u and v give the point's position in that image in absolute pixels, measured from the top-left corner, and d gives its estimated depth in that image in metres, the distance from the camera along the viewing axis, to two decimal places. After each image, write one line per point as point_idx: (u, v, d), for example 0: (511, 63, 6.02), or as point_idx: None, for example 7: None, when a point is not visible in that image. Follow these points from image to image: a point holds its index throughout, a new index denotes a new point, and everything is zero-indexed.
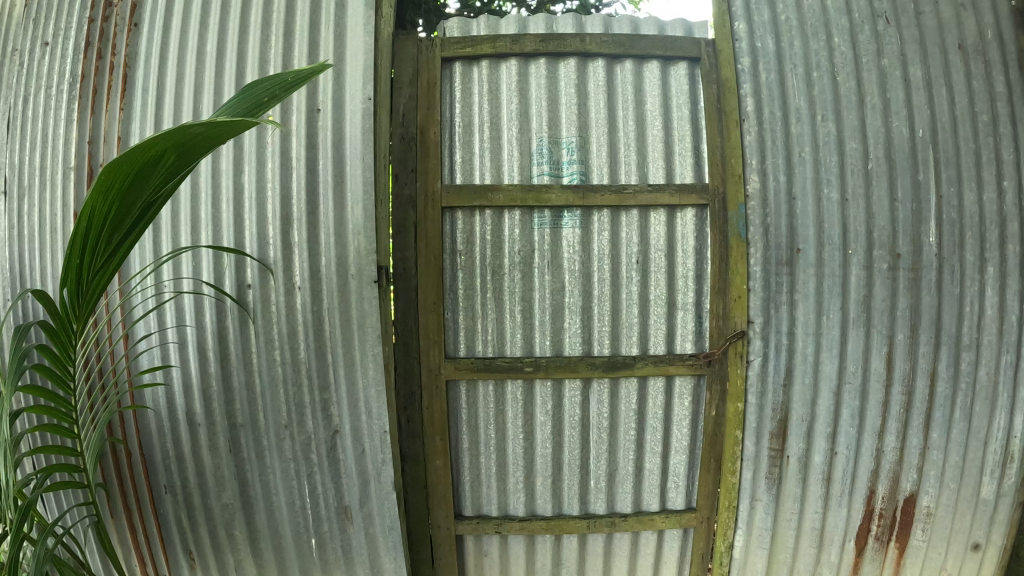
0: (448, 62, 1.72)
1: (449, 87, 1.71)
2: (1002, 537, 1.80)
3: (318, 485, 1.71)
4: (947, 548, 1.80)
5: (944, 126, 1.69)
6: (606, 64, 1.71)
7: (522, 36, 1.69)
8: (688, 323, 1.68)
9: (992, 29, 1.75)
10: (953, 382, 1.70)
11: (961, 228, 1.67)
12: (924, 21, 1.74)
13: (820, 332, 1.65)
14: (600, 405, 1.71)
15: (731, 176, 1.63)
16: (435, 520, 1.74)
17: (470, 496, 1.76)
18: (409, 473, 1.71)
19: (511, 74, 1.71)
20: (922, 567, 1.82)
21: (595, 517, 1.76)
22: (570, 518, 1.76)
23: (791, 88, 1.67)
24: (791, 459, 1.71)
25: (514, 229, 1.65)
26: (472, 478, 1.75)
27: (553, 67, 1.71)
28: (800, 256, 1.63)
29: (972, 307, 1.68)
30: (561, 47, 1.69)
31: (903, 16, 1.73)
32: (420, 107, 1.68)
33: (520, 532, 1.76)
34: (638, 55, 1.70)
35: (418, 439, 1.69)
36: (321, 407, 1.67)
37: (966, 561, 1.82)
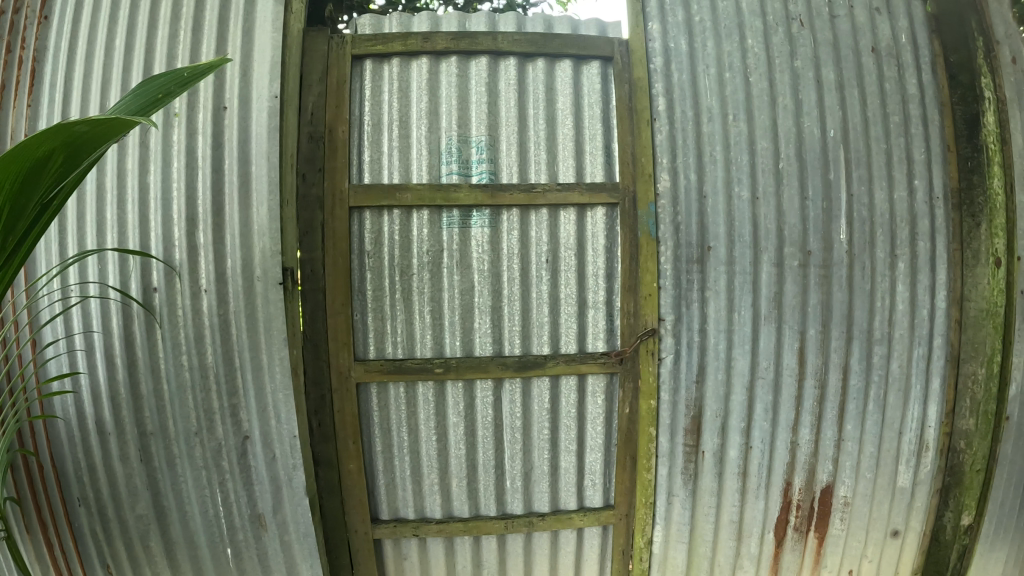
0: (359, 61, 1.69)
1: (359, 84, 1.68)
2: (920, 523, 1.84)
3: (231, 493, 1.66)
4: (866, 536, 1.84)
5: (854, 126, 1.72)
6: (518, 63, 1.70)
7: (434, 34, 1.67)
8: (599, 322, 1.67)
9: (907, 32, 1.79)
10: (865, 374, 1.74)
11: (871, 226, 1.71)
12: (838, 25, 1.77)
13: (732, 329, 1.67)
14: (512, 405, 1.70)
15: (641, 175, 1.63)
16: (352, 525, 1.71)
17: (386, 500, 1.74)
18: (322, 477, 1.66)
19: (421, 73, 1.68)
20: (843, 555, 1.85)
21: (512, 517, 1.75)
22: (488, 519, 1.74)
23: (703, 88, 1.68)
24: (706, 454, 1.72)
25: (422, 229, 1.62)
26: (387, 481, 1.72)
27: (465, 66, 1.69)
28: (711, 254, 1.64)
29: (883, 302, 1.72)
30: (472, 46, 1.67)
31: (816, 18, 1.76)
32: (328, 105, 1.64)
33: (438, 534, 1.74)
34: (550, 54, 1.69)
35: (331, 443, 1.65)
36: (230, 413, 1.62)
37: (886, 548, 1.85)
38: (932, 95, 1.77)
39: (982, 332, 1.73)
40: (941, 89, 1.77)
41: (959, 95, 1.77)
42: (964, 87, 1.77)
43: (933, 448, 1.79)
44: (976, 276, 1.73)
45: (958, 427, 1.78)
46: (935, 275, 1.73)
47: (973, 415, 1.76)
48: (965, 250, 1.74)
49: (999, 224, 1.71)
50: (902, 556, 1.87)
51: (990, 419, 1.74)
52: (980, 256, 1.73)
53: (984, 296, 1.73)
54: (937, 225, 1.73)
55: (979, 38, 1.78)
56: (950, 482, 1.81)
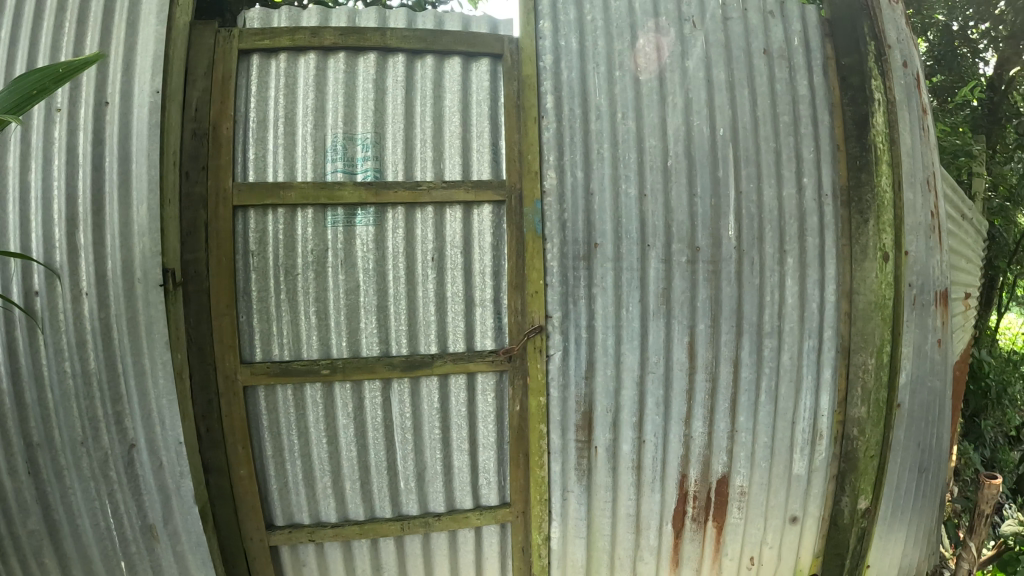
0: (246, 55, 1.65)
1: (245, 80, 1.64)
2: (818, 508, 1.88)
3: (120, 504, 1.59)
4: (765, 523, 1.87)
5: (744, 124, 1.76)
6: (406, 59, 1.67)
7: (321, 29, 1.64)
8: (487, 320, 1.66)
9: (799, 36, 1.84)
10: (756, 367, 1.77)
11: (760, 220, 1.74)
12: (731, 26, 1.80)
13: (621, 325, 1.68)
14: (401, 405, 1.68)
15: (527, 172, 1.62)
16: (246, 532, 1.67)
17: (280, 505, 1.70)
18: (212, 485, 1.61)
19: (309, 69, 1.65)
20: (743, 543, 1.88)
21: (409, 517, 1.73)
22: (384, 521, 1.72)
23: (592, 87, 1.69)
24: (599, 449, 1.73)
25: (307, 228, 1.59)
26: (280, 485, 1.69)
27: (353, 62, 1.66)
28: (598, 250, 1.65)
29: (772, 295, 1.76)
30: (360, 41, 1.64)
31: (709, 19, 1.79)
32: (213, 100, 1.60)
33: (335, 538, 1.71)
34: (440, 51, 1.68)
35: (221, 449, 1.60)
36: (115, 421, 1.54)
37: (785, 534, 1.89)
38: (822, 96, 1.82)
39: (872, 324, 1.73)
40: (831, 91, 1.82)
41: (849, 97, 1.79)
42: (855, 89, 1.78)
43: (827, 436, 1.83)
44: (865, 269, 1.74)
45: (851, 415, 1.80)
46: (825, 269, 1.78)
47: (864, 403, 1.77)
48: (854, 245, 1.76)
49: (887, 222, 1.72)
50: (802, 541, 1.91)
51: (882, 405, 1.75)
52: (868, 251, 1.73)
53: (872, 289, 1.73)
54: (825, 221, 1.77)
55: (870, 42, 1.77)
56: (846, 468, 1.82)
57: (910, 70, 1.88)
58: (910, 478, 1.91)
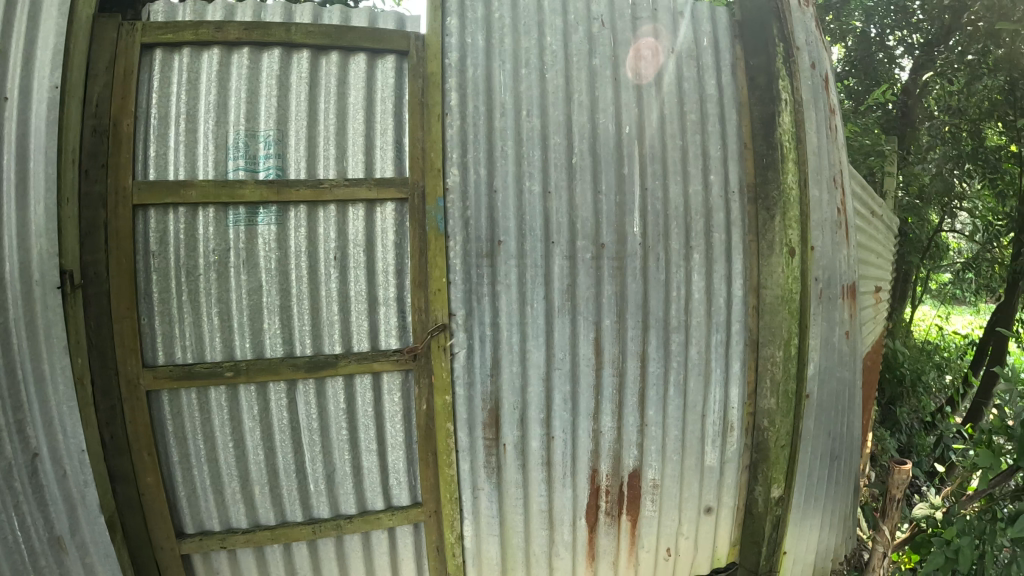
0: (148, 49, 1.59)
1: (147, 75, 1.58)
2: (731, 498, 1.86)
3: (26, 514, 1.49)
4: (679, 514, 1.83)
5: (650, 123, 1.73)
6: (311, 54, 1.63)
7: (226, 23, 1.58)
8: (391, 319, 1.62)
9: (708, 36, 1.81)
10: (664, 361, 1.74)
11: (665, 219, 1.72)
12: (641, 26, 1.76)
13: (525, 322, 1.66)
14: (307, 406, 1.63)
15: (430, 169, 1.59)
16: (156, 542, 1.62)
17: (190, 513, 1.64)
18: (120, 494, 1.56)
19: (213, 64, 1.60)
20: (658, 535, 1.84)
21: (320, 521, 1.68)
22: (295, 525, 1.67)
23: (497, 83, 1.65)
24: (508, 446, 1.69)
25: (208, 227, 1.55)
26: (188, 493, 1.63)
27: (257, 57, 1.61)
28: (501, 248, 1.63)
29: (678, 293, 1.73)
30: (264, 37, 1.58)
31: (618, 19, 1.75)
32: (114, 95, 1.54)
33: (246, 545, 1.65)
34: (344, 47, 1.63)
35: (126, 456, 1.55)
36: (16, 429, 1.45)
37: (701, 524, 1.85)
38: (730, 95, 1.80)
39: (779, 317, 1.73)
40: (739, 90, 1.80)
41: (757, 97, 1.77)
42: (762, 89, 1.76)
43: (737, 428, 1.81)
44: (771, 264, 1.74)
45: (760, 407, 1.79)
46: (731, 264, 1.76)
47: (773, 394, 1.77)
48: (761, 240, 1.75)
49: (793, 217, 1.73)
50: (718, 532, 1.88)
51: (791, 395, 1.76)
52: (774, 246, 1.73)
53: (779, 283, 1.73)
54: (732, 218, 1.76)
55: (779, 43, 1.76)
56: (757, 457, 1.81)
57: (817, 72, 1.90)
58: (825, 465, 1.96)
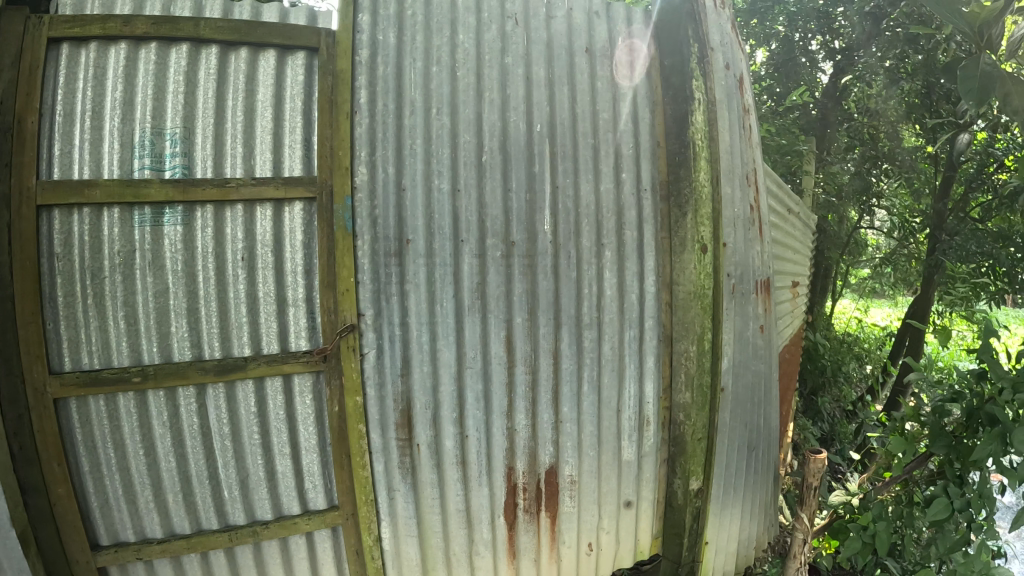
0: (55, 44, 1.50)
1: (53, 71, 1.49)
2: (651, 491, 1.83)
3: None
4: (599, 510, 1.79)
5: (561, 121, 1.68)
6: (220, 50, 1.55)
7: (134, 17, 1.51)
8: (301, 320, 1.54)
9: (623, 36, 1.77)
10: (577, 357, 1.70)
11: (576, 216, 1.67)
12: (554, 26, 1.71)
13: (435, 320, 1.59)
14: (218, 411, 1.55)
15: (338, 167, 1.53)
16: (71, 555, 1.52)
17: (103, 523, 1.55)
18: (31, 507, 1.45)
19: (120, 59, 1.51)
20: (580, 531, 1.80)
21: (236, 528, 1.60)
22: (211, 533, 1.58)
23: (407, 81, 1.60)
24: (421, 447, 1.63)
25: (113, 228, 1.46)
26: (100, 503, 1.54)
27: (165, 53, 1.54)
28: (410, 247, 1.57)
29: (590, 290, 1.69)
30: (172, 32, 1.52)
31: (532, 18, 1.70)
32: (18, 92, 1.44)
33: (163, 555, 1.57)
34: (254, 43, 1.56)
35: (36, 467, 1.44)
36: None
37: (621, 519, 1.82)
38: (644, 95, 1.75)
39: (691, 313, 1.70)
40: (653, 89, 1.76)
41: (670, 96, 1.74)
42: (676, 88, 1.73)
43: (654, 422, 1.78)
44: (683, 261, 1.70)
45: (676, 401, 1.75)
46: (644, 261, 1.72)
47: (688, 388, 1.73)
48: (673, 238, 1.71)
49: (705, 214, 1.69)
50: (639, 525, 1.86)
51: (706, 390, 1.73)
52: (686, 243, 1.69)
53: (691, 280, 1.69)
54: (644, 216, 1.71)
55: (694, 44, 1.73)
56: (675, 451, 1.78)
57: (731, 73, 1.91)
58: (743, 455, 1.98)
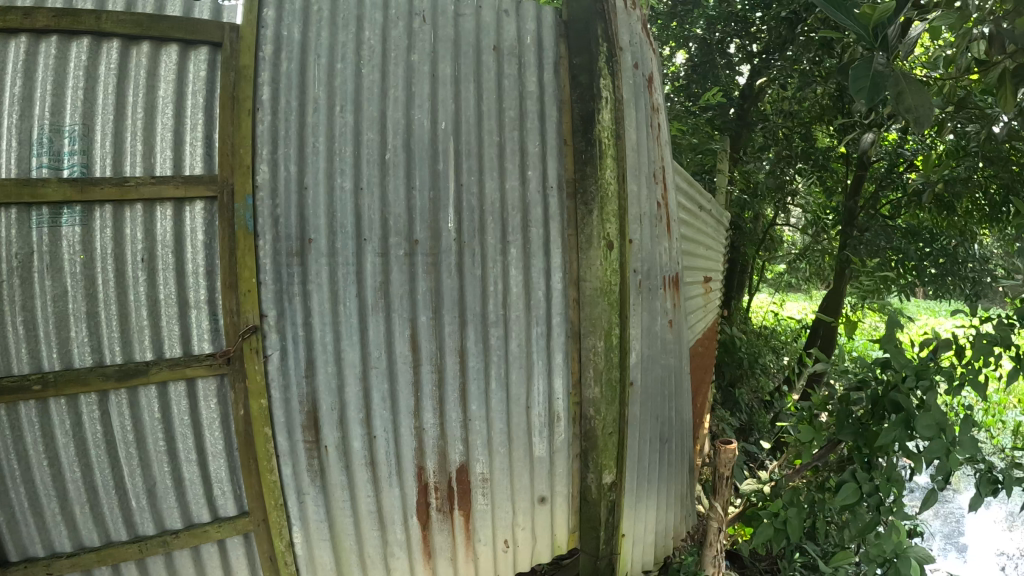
0: None
1: None
2: (565, 486, 1.83)
3: None
4: (513, 506, 1.79)
5: (466, 118, 1.67)
6: (122, 45, 1.49)
7: (35, 9, 1.44)
8: (203, 323, 1.50)
9: (532, 35, 1.75)
10: (483, 356, 1.69)
11: (481, 214, 1.67)
12: (462, 24, 1.70)
13: (338, 321, 1.57)
14: (121, 418, 1.48)
15: (239, 166, 1.49)
16: None
17: (11, 538, 1.48)
18: None
19: (19, 54, 1.44)
20: (495, 529, 1.79)
21: (147, 538, 1.55)
22: (121, 545, 1.53)
23: (311, 78, 1.57)
24: (329, 449, 1.61)
25: (10, 229, 1.38)
26: (6, 519, 1.47)
27: (66, 47, 1.46)
28: (312, 246, 1.54)
29: (496, 286, 1.69)
30: (74, 25, 1.45)
31: (440, 15, 1.69)
32: None
33: (73, 569, 1.51)
34: (156, 37, 1.50)
35: None
36: None
37: (536, 515, 1.83)
38: (552, 93, 1.75)
39: (599, 308, 1.72)
40: (561, 88, 1.75)
41: (577, 95, 1.73)
42: (583, 87, 1.72)
43: (564, 417, 1.78)
44: (590, 258, 1.71)
45: (585, 397, 1.76)
46: (549, 258, 1.72)
47: (598, 384, 1.75)
48: (579, 235, 1.72)
49: (611, 210, 1.72)
50: (555, 520, 1.86)
51: (614, 385, 1.76)
52: (593, 240, 1.71)
53: (598, 275, 1.71)
54: (550, 212, 1.72)
55: (603, 43, 1.75)
56: (586, 446, 1.78)
57: (640, 72, 1.93)
58: (656, 448, 2.01)
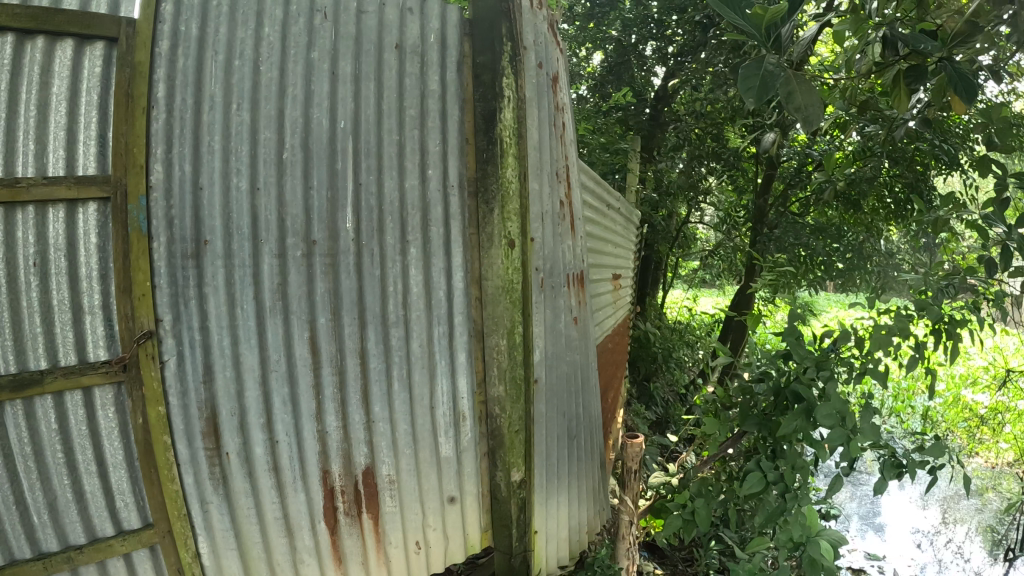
0: None
1: None
2: (474, 485, 1.83)
3: None
4: (423, 507, 1.77)
5: (365, 117, 1.65)
6: (16, 40, 1.41)
7: None
8: (98, 329, 1.43)
9: (436, 34, 1.74)
10: (385, 357, 1.68)
11: (380, 214, 1.65)
12: (365, 21, 1.67)
13: (236, 324, 1.54)
14: (16, 431, 1.38)
15: (132, 166, 1.45)
16: None
17: None
18: None
19: None
20: (405, 531, 1.77)
21: (50, 555, 1.45)
22: (24, 563, 1.43)
23: (208, 75, 1.53)
24: (231, 456, 1.57)
25: None
26: None
27: None
28: (207, 248, 1.51)
29: (395, 286, 1.67)
30: None
31: (342, 12, 1.65)
32: None
33: None
34: (51, 32, 1.43)
35: None
36: None
37: (447, 515, 1.81)
38: (453, 92, 1.74)
39: (501, 307, 1.72)
40: (463, 87, 1.75)
41: (479, 95, 1.73)
42: (486, 86, 1.72)
43: (469, 417, 1.78)
44: (492, 257, 1.71)
45: (490, 395, 1.76)
46: (450, 258, 1.72)
47: (502, 382, 1.75)
48: (481, 233, 1.72)
49: (512, 210, 1.72)
50: (466, 519, 1.85)
51: (519, 382, 1.76)
52: (494, 239, 1.71)
53: (499, 274, 1.71)
54: (451, 211, 1.71)
55: (506, 43, 1.73)
56: (493, 445, 1.79)
57: (543, 72, 1.94)
58: (563, 444, 2.03)
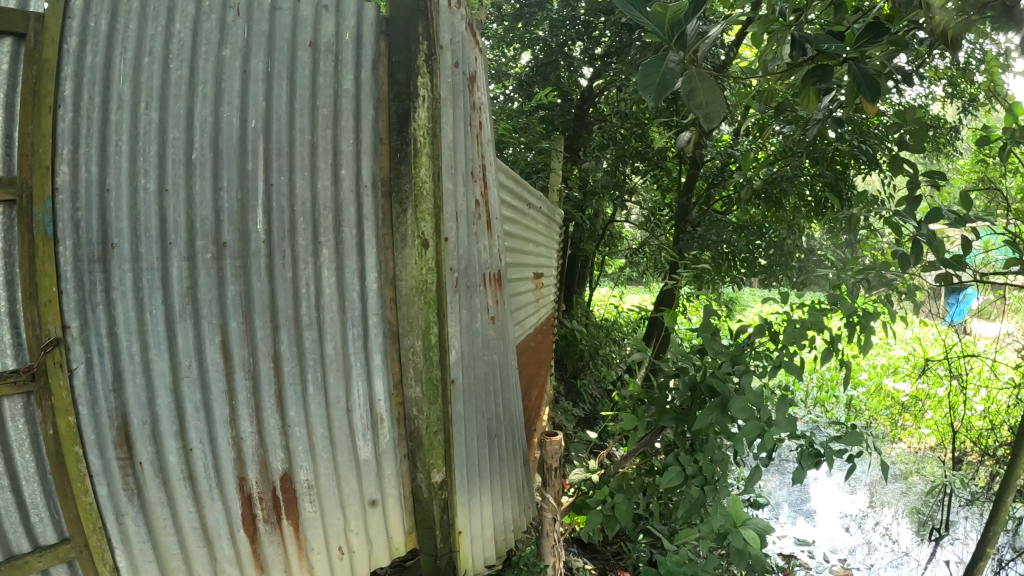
0: None
1: None
2: (395, 487, 1.82)
3: None
4: (344, 511, 1.76)
5: (277, 116, 1.62)
6: None
7: None
8: (4, 336, 1.37)
9: (351, 31, 1.71)
10: (299, 360, 1.66)
11: (292, 214, 1.63)
12: (279, 18, 1.63)
13: (145, 329, 1.50)
14: None
15: (38, 167, 1.39)
16: None
17: None
18: None
19: None
20: (327, 536, 1.75)
21: None
22: None
23: (116, 73, 1.49)
24: (144, 465, 1.52)
25: None
26: None
27: None
28: (115, 251, 1.46)
29: (308, 288, 1.65)
30: None
31: (255, 8, 1.61)
32: None
33: None
34: None
35: None
36: None
37: (368, 519, 1.79)
38: (368, 91, 1.71)
39: (415, 308, 1.72)
40: (378, 86, 1.73)
41: (394, 94, 1.72)
42: (400, 85, 1.71)
43: (387, 419, 1.76)
44: (405, 257, 1.70)
45: (407, 397, 1.75)
46: (364, 258, 1.70)
47: (419, 382, 1.75)
48: (394, 234, 1.71)
49: (425, 209, 1.72)
50: (388, 522, 1.83)
51: (435, 383, 1.77)
52: (407, 239, 1.70)
53: (413, 274, 1.71)
54: (364, 212, 1.69)
55: (422, 43, 1.72)
56: (412, 446, 1.78)
57: (460, 72, 1.93)
58: (483, 444, 2.03)
